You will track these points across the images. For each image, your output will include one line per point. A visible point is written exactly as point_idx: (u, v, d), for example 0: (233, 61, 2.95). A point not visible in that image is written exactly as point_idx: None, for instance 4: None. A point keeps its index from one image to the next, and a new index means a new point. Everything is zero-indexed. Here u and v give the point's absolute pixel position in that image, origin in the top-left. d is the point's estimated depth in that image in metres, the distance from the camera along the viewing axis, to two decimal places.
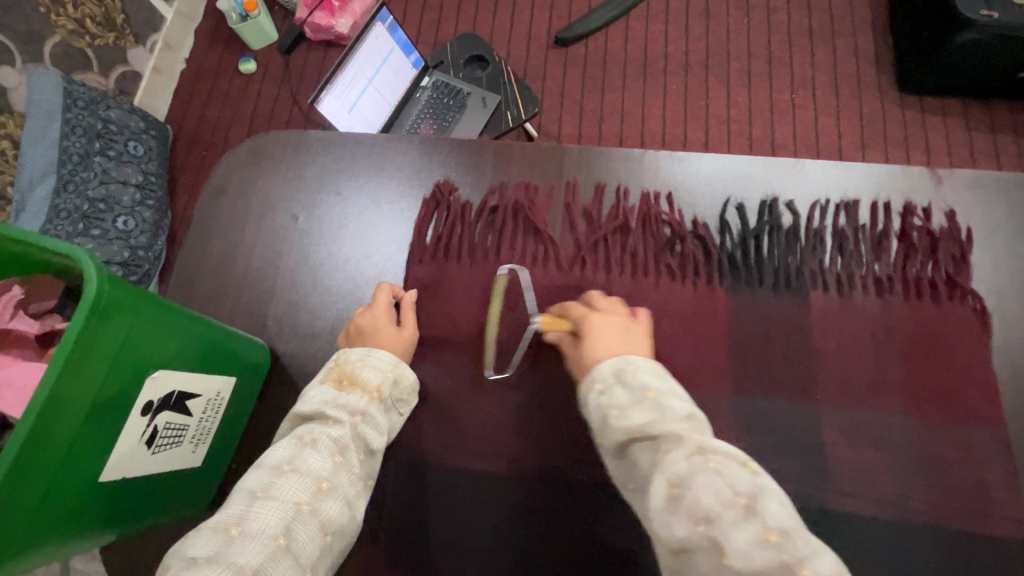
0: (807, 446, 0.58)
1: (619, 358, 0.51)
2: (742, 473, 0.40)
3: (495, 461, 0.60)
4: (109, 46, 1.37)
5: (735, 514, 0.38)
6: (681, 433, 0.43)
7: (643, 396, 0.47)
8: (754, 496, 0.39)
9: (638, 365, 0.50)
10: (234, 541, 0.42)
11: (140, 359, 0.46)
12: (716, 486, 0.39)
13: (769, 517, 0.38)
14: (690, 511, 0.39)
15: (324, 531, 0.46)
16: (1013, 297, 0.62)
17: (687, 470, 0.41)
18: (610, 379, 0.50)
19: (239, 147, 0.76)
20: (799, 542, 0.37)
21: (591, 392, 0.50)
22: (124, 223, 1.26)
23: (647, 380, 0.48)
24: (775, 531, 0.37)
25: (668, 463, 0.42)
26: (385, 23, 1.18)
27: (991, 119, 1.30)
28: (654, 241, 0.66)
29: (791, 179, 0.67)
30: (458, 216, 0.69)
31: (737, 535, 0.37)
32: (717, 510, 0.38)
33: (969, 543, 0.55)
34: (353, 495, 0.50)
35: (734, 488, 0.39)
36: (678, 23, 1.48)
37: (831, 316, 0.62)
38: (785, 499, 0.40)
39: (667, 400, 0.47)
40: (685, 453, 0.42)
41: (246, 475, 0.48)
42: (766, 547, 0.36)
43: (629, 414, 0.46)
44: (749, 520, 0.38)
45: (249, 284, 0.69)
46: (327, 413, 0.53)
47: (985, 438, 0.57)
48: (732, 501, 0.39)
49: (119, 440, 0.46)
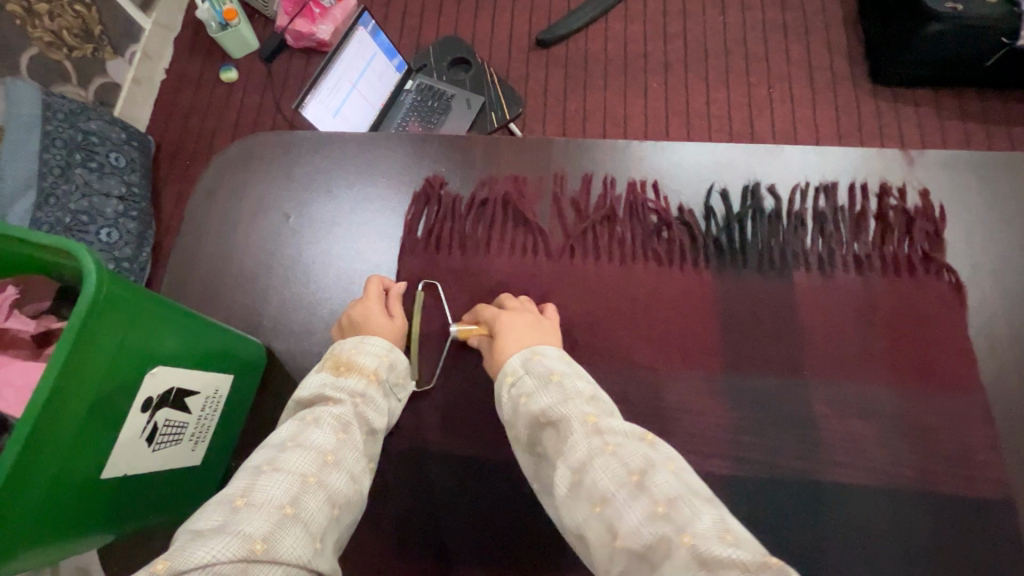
0: (798, 420, 0.60)
1: (526, 351, 0.54)
2: (636, 450, 0.43)
3: (495, 448, 0.61)
4: (87, 57, 1.37)
5: (627, 492, 0.41)
6: (577, 417, 0.47)
7: (549, 383, 0.51)
8: (644, 470, 0.42)
9: (543, 354, 0.53)
10: (240, 511, 0.42)
11: (142, 350, 0.46)
12: (610, 468, 0.42)
13: (656, 490, 0.40)
14: (589, 494, 0.42)
15: (331, 503, 0.46)
16: (987, 269, 0.64)
17: (586, 455, 0.44)
18: (520, 370, 0.52)
19: (228, 149, 0.76)
20: (684, 509, 0.39)
21: (503, 386, 0.53)
22: (107, 235, 1.25)
23: (551, 365, 0.52)
24: (663, 502, 0.39)
25: (570, 450, 0.45)
26: (368, 27, 1.19)
27: (961, 107, 1.35)
28: (642, 229, 0.68)
29: (772, 164, 0.69)
30: (449, 209, 0.70)
31: (629, 514, 0.40)
32: (610, 490, 0.41)
33: (956, 506, 0.56)
34: (357, 471, 0.50)
35: (626, 466, 0.42)
36: (656, 22, 1.51)
37: (815, 293, 0.64)
38: (677, 471, 0.43)
39: (572, 382, 0.50)
40: (582, 438, 0.45)
41: (252, 456, 0.48)
42: (654, 520, 0.39)
43: (535, 399, 0.49)
44: (640, 495, 0.40)
45: (243, 284, 0.70)
46: (327, 395, 0.53)
47: (966, 403, 0.59)
48: (625, 480, 0.41)
49: (123, 429, 0.46)
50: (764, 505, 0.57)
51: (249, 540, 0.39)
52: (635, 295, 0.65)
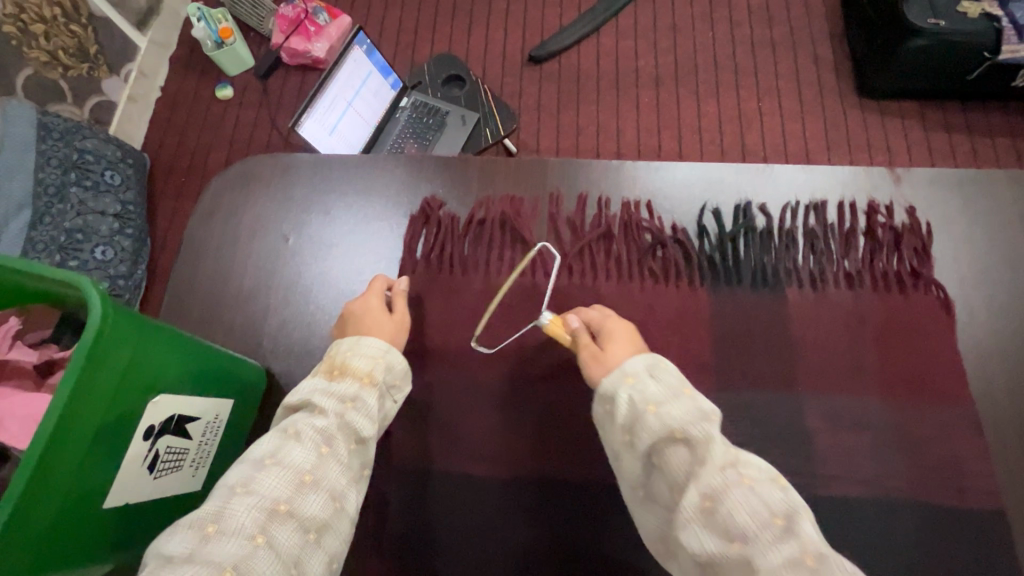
0: (795, 434, 0.60)
1: (648, 356, 0.54)
2: (776, 492, 0.43)
3: (496, 467, 0.62)
4: (83, 76, 1.37)
5: (773, 534, 0.41)
6: (716, 442, 0.46)
7: (680, 392, 0.50)
8: (789, 516, 0.42)
9: (668, 365, 0.52)
10: (211, 538, 0.43)
11: (142, 380, 0.46)
12: (754, 506, 0.42)
13: (806, 539, 0.40)
14: (725, 525, 0.42)
15: (305, 530, 0.46)
16: (974, 283, 0.66)
17: (722, 485, 0.43)
18: (643, 372, 0.51)
19: (228, 171, 0.77)
20: (833, 566, 0.39)
21: (623, 386, 0.51)
22: (102, 253, 1.25)
23: (679, 378, 0.51)
24: (812, 555, 0.39)
25: (705, 473, 0.44)
26: (363, 46, 1.20)
27: (945, 119, 1.38)
28: (637, 247, 0.69)
29: (763, 183, 0.71)
30: (447, 230, 0.71)
31: (774, 555, 0.39)
32: (754, 529, 0.41)
33: (947, 517, 0.57)
34: (340, 487, 0.50)
35: (771, 508, 0.42)
36: (646, 38, 1.54)
37: (807, 309, 0.65)
38: (812, 518, 0.43)
39: (700, 398, 0.49)
40: (719, 465, 0.44)
41: (232, 470, 0.49)
42: (802, 570, 0.39)
43: (665, 409, 0.48)
44: (789, 541, 0.40)
45: (242, 305, 0.70)
46: (315, 402, 0.53)
47: (957, 416, 0.60)
48: (770, 522, 0.41)
49: (122, 463, 0.46)
50: None
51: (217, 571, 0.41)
52: (631, 311, 0.66)
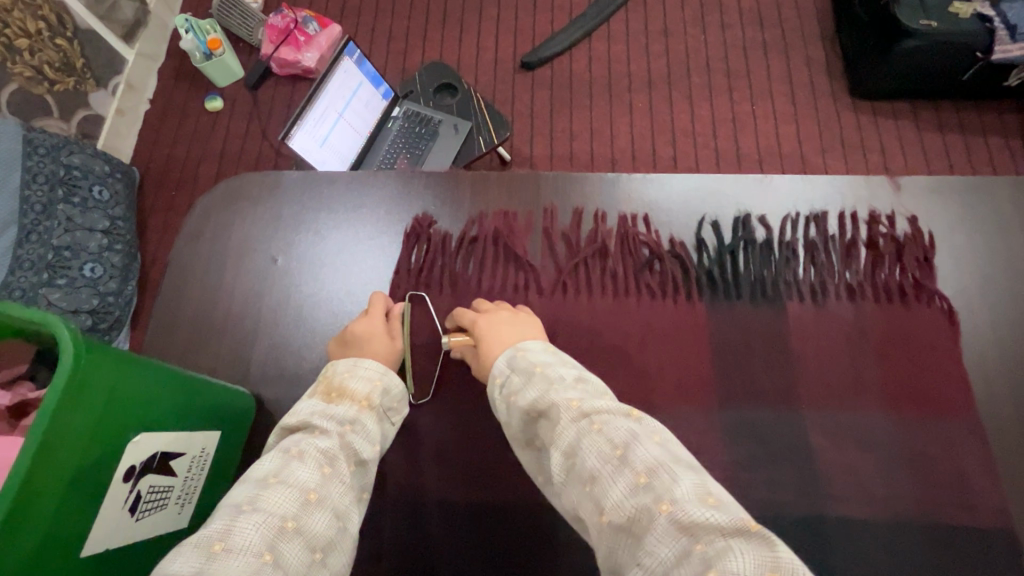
0: (799, 453, 0.59)
1: (509, 349, 0.54)
2: (619, 426, 0.44)
3: (493, 493, 0.60)
4: (69, 90, 1.35)
5: (612, 467, 0.42)
6: (563, 403, 0.47)
7: (533, 371, 0.51)
8: (627, 444, 0.43)
9: (528, 349, 0.54)
10: (218, 557, 0.40)
11: (122, 417, 0.45)
12: (596, 446, 0.43)
13: (639, 463, 0.41)
14: (579, 475, 0.43)
15: (312, 549, 0.44)
16: (977, 294, 0.65)
17: (572, 438, 0.45)
18: (506, 371, 0.53)
19: (214, 190, 0.75)
20: (664, 477, 0.40)
21: (493, 386, 0.53)
22: (91, 270, 1.22)
23: (536, 358, 0.52)
24: (643, 474, 0.41)
25: (559, 436, 0.46)
26: (353, 57, 1.18)
27: (939, 119, 1.37)
28: (634, 262, 0.67)
29: (761, 194, 0.70)
30: (440, 248, 0.70)
31: (613, 490, 0.41)
32: (599, 469, 0.42)
33: (955, 536, 0.56)
34: (344, 507, 0.48)
35: (610, 442, 0.43)
36: (638, 42, 1.53)
37: (809, 324, 0.64)
38: (662, 440, 0.43)
39: (555, 369, 0.51)
40: (568, 423, 0.46)
41: (231, 491, 0.46)
42: (636, 493, 0.40)
43: (523, 394, 0.50)
44: (623, 470, 0.41)
45: (230, 330, 0.68)
46: (316, 423, 0.52)
47: (963, 431, 0.59)
48: (610, 456, 0.42)
49: (103, 502, 0.44)
50: None
51: None
52: (628, 329, 0.65)
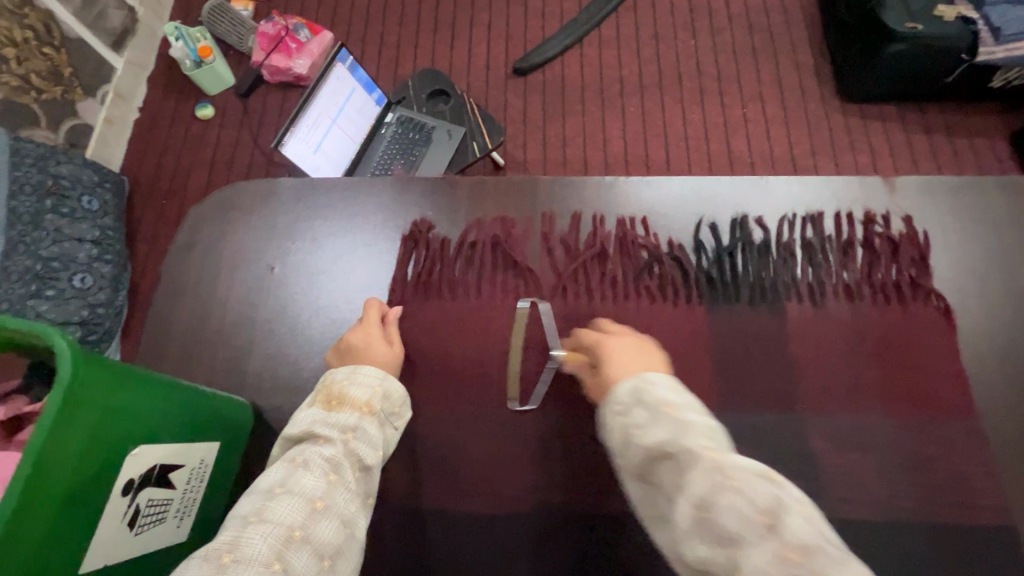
0: (800, 455, 0.59)
1: (634, 378, 0.50)
2: (764, 488, 0.40)
3: (495, 501, 0.59)
4: (57, 100, 1.33)
5: (758, 534, 0.38)
6: (698, 450, 0.43)
7: (659, 411, 0.46)
8: (775, 511, 0.38)
9: (655, 382, 0.49)
10: (227, 569, 0.40)
11: (121, 430, 0.44)
12: (738, 507, 0.39)
13: (791, 535, 0.37)
14: (715, 533, 0.39)
15: (319, 556, 0.43)
16: (972, 293, 0.65)
17: (708, 492, 0.40)
18: (629, 400, 0.49)
19: (207, 200, 0.75)
20: (820, 558, 0.36)
21: (611, 415, 0.49)
22: (81, 280, 1.20)
23: (662, 395, 0.48)
24: (795, 550, 0.37)
25: (691, 485, 0.41)
26: (346, 63, 1.18)
27: (926, 121, 1.39)
28: (632, 265, 0.68)
29: (758, 196, 0.70)
30: (438, 253, 0.69)
31: (758, 557, 0.37)
32: (740, 532, 0.38)
33: (957, 535, 0.56)
34: (350, 514, 0.47)
35: (756, 506, 0.39)
36: (630, 47, 1.54)
37: (808, 325, 0.64)
38: (810, 511, 0.39)
39: (685, 412, 0.46)
40: (704, 473, 0.41)
41: (238, 504, 0.46)
42: (785, 567, 0.36)
43: (648, 431, 0.46)
44: (770, 539, 0.38)
45: (226, 340, 0.67)
46: (318, 432, 0.51)
47: (962, 430, 0.59)
48: (754, 521, 0.38)
49: (104, 517, 0.43)
50: None
51: None
52: (627, 333, 0.65)
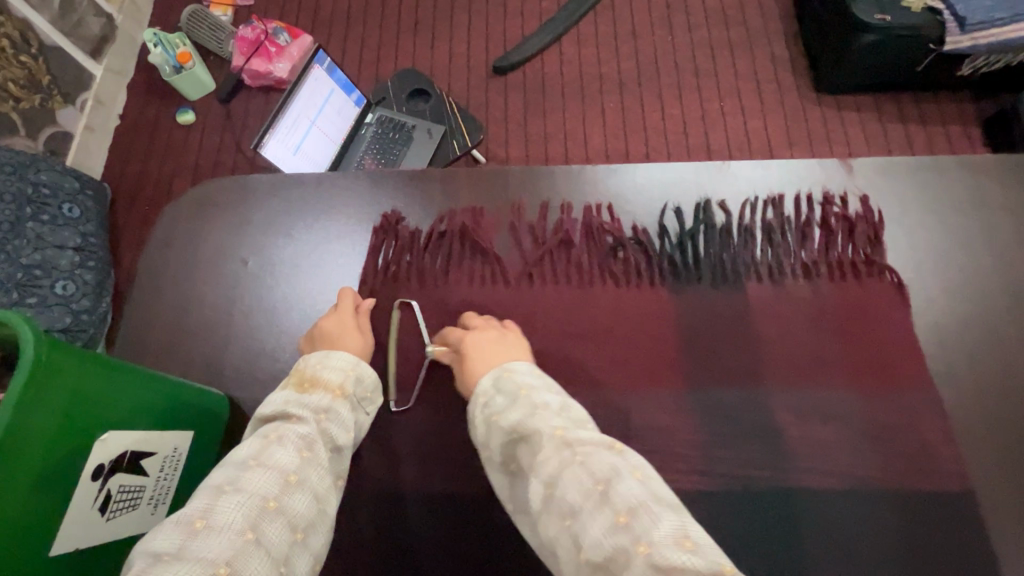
0: (766, 429, 0.61)
1: (496, 368, 0.55)
2: (602, 459, 0.44)
3: (470, 482, 0.60)
4: (36, 108, 1.33)
5: (593, 503, 0.41)
6: (547, 431, 0.47)
7: (517, 394, 0.51)
8: (609, 479, 0.42)
9: (514, 371, 0.54)
10: (200, 533, 0.41)
11: (90, 416, 0.45)
12: (579, 479, 0.43)
13: (619, 500, 0.41)
14: (559, 507, 0.43)
15: (293, 528, 0.45)
16: (930, 269, 0.67)
17: (555, 469, 0.44)
18: (490, 390, 0.53)
19: (182, 199, 0.75)
20: (645, 517, 0.39)
21: (476, 405, 0.53)
22: (63, 287, 1.20)
23: (521, 381, 0.52)
24: (623, 513, 0.40)
25: (541, 463, 0.45)
26: (323, 64, 1.18)
27: (899, 109, 1.42)
28: (599, 251, 0.69)
29: (722, 180, 0.72)
30: (408, 242, 0.71)
31: (594, 526, 0.40)
32: (579, 503, 0.42)
33: (920, 502, 0.58)
34: (322, 490, 0.49)
35: (593, 476, 0.42)
36: (608, 44, 1.56)
37: (770, 303, 0.66)
38: (644, 476, 0.43)
39: (539, 395, 0.51)
40: (551, 451, 0.45)
41: (212, 475, 0.47)
42: (615, 531, 0.39)
43: (505, 415, 0.50)
44: (602, 507, 0.41)
45: (202, 333, 0.68)
46: (290, 411, 0.52)
47: (920, 399, 0.61)
48: (591, 490, 0.42)
49: (74, 499, 0.44)
50: (740, 515, 0.57)
51: (210, 568, 0.39)
52: (597, 316, 0.66)
